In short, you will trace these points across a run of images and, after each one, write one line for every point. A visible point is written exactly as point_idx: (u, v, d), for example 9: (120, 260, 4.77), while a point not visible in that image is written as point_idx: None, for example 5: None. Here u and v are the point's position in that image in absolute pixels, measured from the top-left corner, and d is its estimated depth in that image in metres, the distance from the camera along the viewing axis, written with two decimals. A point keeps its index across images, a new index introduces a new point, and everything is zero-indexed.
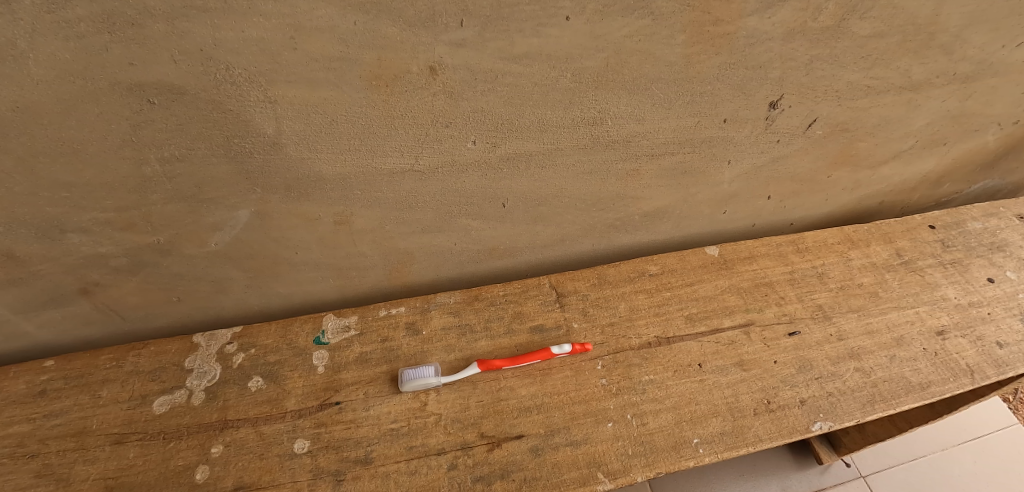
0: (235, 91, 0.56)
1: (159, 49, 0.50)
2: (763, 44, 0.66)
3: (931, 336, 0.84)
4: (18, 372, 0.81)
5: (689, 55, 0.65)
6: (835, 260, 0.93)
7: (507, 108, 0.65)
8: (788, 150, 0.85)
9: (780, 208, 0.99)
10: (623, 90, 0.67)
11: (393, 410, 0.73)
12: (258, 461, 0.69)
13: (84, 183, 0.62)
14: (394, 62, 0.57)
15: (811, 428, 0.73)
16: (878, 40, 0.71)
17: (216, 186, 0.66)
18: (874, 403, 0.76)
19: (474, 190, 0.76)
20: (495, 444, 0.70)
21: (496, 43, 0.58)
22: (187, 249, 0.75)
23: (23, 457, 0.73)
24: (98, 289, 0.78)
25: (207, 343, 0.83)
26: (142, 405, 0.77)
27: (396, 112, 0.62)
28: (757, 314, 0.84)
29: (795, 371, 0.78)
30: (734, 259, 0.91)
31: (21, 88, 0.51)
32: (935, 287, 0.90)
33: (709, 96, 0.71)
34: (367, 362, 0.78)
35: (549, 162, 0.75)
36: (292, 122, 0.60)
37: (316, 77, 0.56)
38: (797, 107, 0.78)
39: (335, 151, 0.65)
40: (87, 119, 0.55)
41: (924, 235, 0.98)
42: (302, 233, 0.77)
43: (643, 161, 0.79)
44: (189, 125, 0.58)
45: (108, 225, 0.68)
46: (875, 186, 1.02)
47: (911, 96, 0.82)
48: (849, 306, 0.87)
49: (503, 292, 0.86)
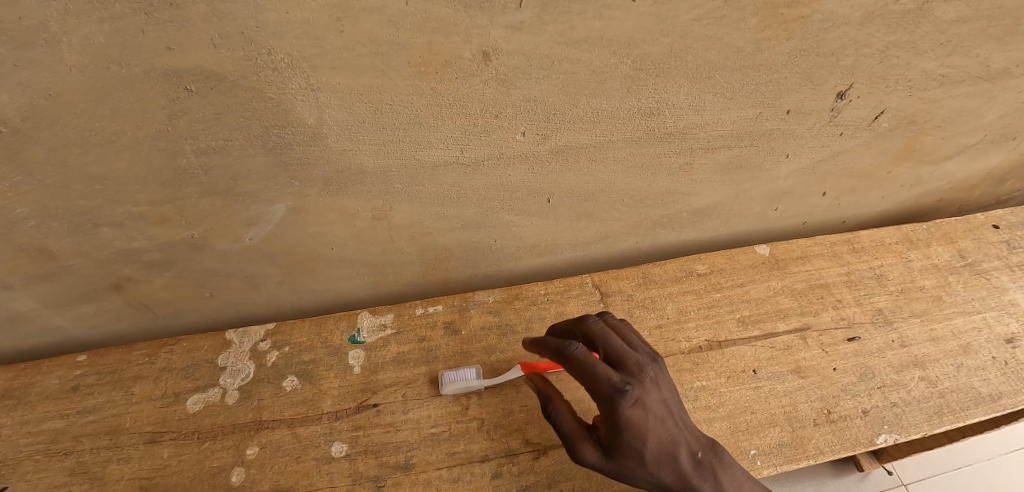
0: (276, 78, 0.52)
1: (197, 32, 0.47)
2: (838, 29, 0.61)
3: (1000, 343, 0.79)
4: (51, 367, 0.80)
5: (758, 40, 0.60)
6: (893, 261, 0.88)
7: (560, 97, 0.61)
8: (850, 144, 0.80)
9: (834, 206, 0.94)
10: (685, 79, 0.63)
11: (434, 414, 0.70)
12: (295, 464, 0.67)
13: (117, 176, 0.59)
14: (446, 47, 0.53)
15: (875, 441, 0.69)
16: (960, 25, 0.65)
17: (252, 179, 0.63)
18: (941, 415, 0.71)
19: (519, 184, 0.72)
20: (540, 452, 0.67)
21: (555, 26, 0.53)
22: (221, 244, 0.72)
23: (57, 453, 0.71)
24: (130, 284, 0.76)
25: (240, 339, 0.81)
26: (175, 404, 0.75)
27: (444, 101, 0.58)
28: (813, 318, 0.80)
29: (855, 379, 0.73)
30: (787, 259, 0.86)
31: (53, 75, 0.48)
32: (1002, 291, 0.85)
33: (775, 85, 0.66)
34: (405, 362, 0.75)
35: (600, 155, 0.70)
36: (334, 111, 0.57)
37: (362, 62, 0.52)
38: (865, 97, 0.72)
39: (377, 142, 0.61)
40: (121, 108, 0.52)
41: (988, 236, 0.92)
42: (338, 228, 0.73)
43: (698, 154, 0.74)
44: (227, 114, 0.55)
45: (142, 219, 0.65)
46: (936, 182, 0.96)
47: (986, 87, 0.76)
48: (911, 311, 0.82)
49: (544, 290, 0.82)
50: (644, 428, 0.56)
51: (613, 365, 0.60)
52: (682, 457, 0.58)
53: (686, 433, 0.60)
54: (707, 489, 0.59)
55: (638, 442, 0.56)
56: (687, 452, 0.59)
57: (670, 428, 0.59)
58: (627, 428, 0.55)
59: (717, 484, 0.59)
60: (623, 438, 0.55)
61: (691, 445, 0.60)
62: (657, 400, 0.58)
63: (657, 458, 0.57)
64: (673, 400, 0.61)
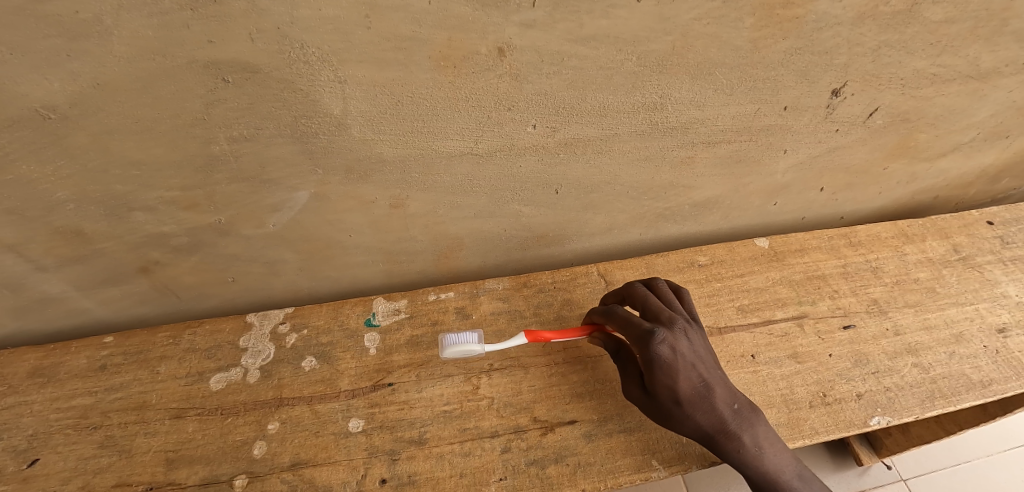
0: (307, 70, 0.56)
1: (238, 26, 0.51)
2: (831, 28, 0.65)
3: (992, 333, 0.82)
4: (79, 347, 0.84)
5: (756, 39, 0.64)
6: (889, 254, 0.91)
7: (569, 92, 0.65)
8: (846, 140, 0.84)
9: (832, 201, 0.98)
10: (686, 75, 0.66)
11: (445, 392, 0.74)
12: (314, 438, 0.71)
13: (154, 161, 0.63)
14: (463, 43, 0.57)
15: (869, 423, 0.71)
16: (949, 26, 0.69)
17: (279, 167, 0.67)
18: (933, 400, 0.74)
19: (529, 175, 0.76)
20: (547, 429, 0.70)
21: (566, 24, 0.57)
22: (246, 230, 0.76)
23: (86, 428, 0.75)
24: (158, 268, 0.80)
25: (260, 322, 0.84)
26: (199, 382, 0.78)
27: (461, 94, 0.62)
28: (810, 307, 0.83)
29: (850, 365, 0.76)
30: (785, 251, 0.90)
31: (103, 65, 0.52)
32: (994, 283, 0.88)
33: (773, 82, 0.70)
34: (418, 344, 0.79)
35: (606, 148, 0.74)
36: (358, 103, 0.61)
37: (386, 56, 0.56)
38: (859, 94, 0.76)
39: (397, 133, 0.66)
40: (162, 97, 0.56)
41: (982, 231, 0.95)
42: (357, 216, 0.77)
43: (699, 148, 0.78)
44: (260, 104, 0.59)
45: (173, 204, 0.69)
46: (931, 180, 0.99)
47: (976, 86, 0.80)
48: (905, 301, 0.85)
49: (551, 279, 0.86)
50: (674, 367, 0.63)
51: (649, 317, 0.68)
52: (717, 400, 0.63)
53: (721, 380, 0.65)
54: (744, 437, 0.63)
55: (672, 380, 0.62)
56: (723, 398, 0.64)
57: (704, 374, 0.64)
58: (661, 365, 0.62)
59: (752, 432, 0.63)
60: (658, 375, 0.62)
61: (727, 391, 0.65)
62: (688, 346, 0.65)
63: (691, 398, 0.63)
64: (707, 351, 0.67)
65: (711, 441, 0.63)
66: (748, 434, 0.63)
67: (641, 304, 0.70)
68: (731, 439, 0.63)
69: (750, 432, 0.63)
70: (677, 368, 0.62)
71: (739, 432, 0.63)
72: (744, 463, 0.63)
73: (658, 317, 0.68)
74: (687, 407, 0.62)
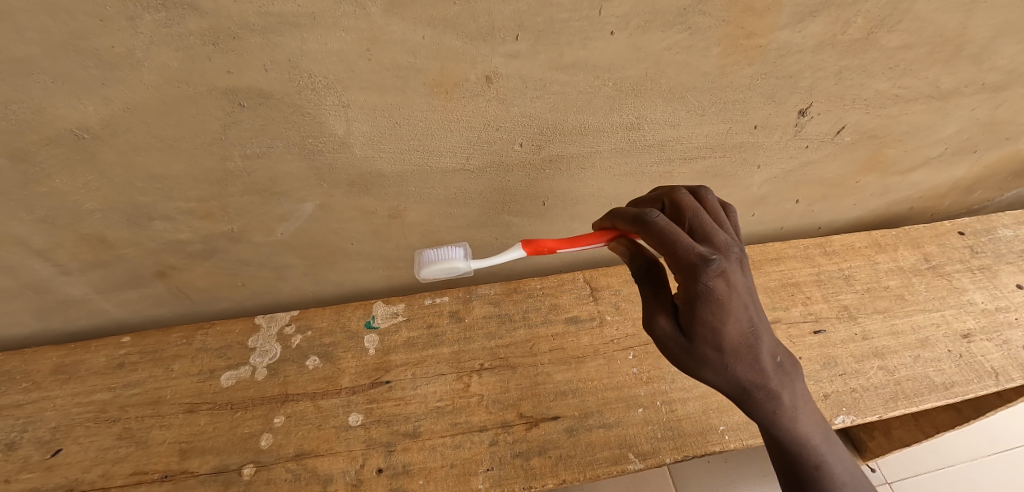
0: (314, 96, 0.63)
1: (253, 59, 0.57)
2: (793, 55, 0.70)
3: (957, 338, 0.86)
4: (98, 346, 0.90)
5: (723, 66, 0.69)
6: (861, 263, 0.96)
7: (552, 114, 0.71)
8: (817, 155, 0.89)
9: (808, 212, 1.03)
10: (660, 98, 0.72)
11: (439, 390, 0.79)
12: (317, 431, 0.76)
13: (174, 176, 0.70)
14: (454, 71, 0.63)
15: (834, 421, 0.76)
16: (906, 51, 0.73)
17: (288, 180, 0.73)
18: (896, 400, 0.79)
19: (518, 188, 0.82)
20: (532, 424, 0.75)
21: (546, 55, 0.63)
22: (256, 238, 0.82)
23: (106, 420, 0.81)
24: (174, 272, 0.86)
25: (267, 324, 0.90)
26: (210, 379, 0.84)
27: (454, 116, 0.68)
28: (783, 312, 0.88)
29: (819, 367, 0.81)
30: (762, 259, 0.95)
31: (133, 92, 0.58)
32: (962, 291, 0.93)
33: (742, 104, 0.76)
34: (414, 345, 0.85)
35: (589, 164, 0.80)
36: (360, 124, 0.67)
37: (386, 83, 0.62)
38: (826, 114, 0.81)
39: (396, 151, 0.72)
40: (185, 119, 0.63)
41: (953, 241, 1.00)
42: (358, 225, 0.84)
43: (677, 163, 0.84)
44: (272, 126, 0.65)
45: (190, 214, 0.76)
46: (905, 191, 1.04)
47: (939, 105, 0.85)
48: (875, 308, 0.90)
49: (540, 285, 0.91)
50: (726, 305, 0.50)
51: (697, 239, 0.53)
52: (764, 351, 0.52)
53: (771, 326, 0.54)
54: (783, 394, 0.53)
55: (719, 320, 0.50)
56: (771, 349, 0.53)
57: (755, 318, 0.52)
58: (710, 301, 0.49)
59: (793, 390, 0.53)
60: (704, 313, 0.50)
61: (776, 342, 0.53)
62: (744, 281, 0.52)
63: (735, 345, 0.51)
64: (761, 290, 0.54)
65: (745, 396, 0.53)
66: (788, 391, 0.53)
67: (687, 222, 0.56)
68: (769, 396, 0.52)
69: (789, 389, 0.53)
70: (728, 308, 0.50)
71: (780, 390, 0.53)
72: (778, 425, 0.53)
73: (710, 240, 0.54)
74: (729, 355, 0.51)
